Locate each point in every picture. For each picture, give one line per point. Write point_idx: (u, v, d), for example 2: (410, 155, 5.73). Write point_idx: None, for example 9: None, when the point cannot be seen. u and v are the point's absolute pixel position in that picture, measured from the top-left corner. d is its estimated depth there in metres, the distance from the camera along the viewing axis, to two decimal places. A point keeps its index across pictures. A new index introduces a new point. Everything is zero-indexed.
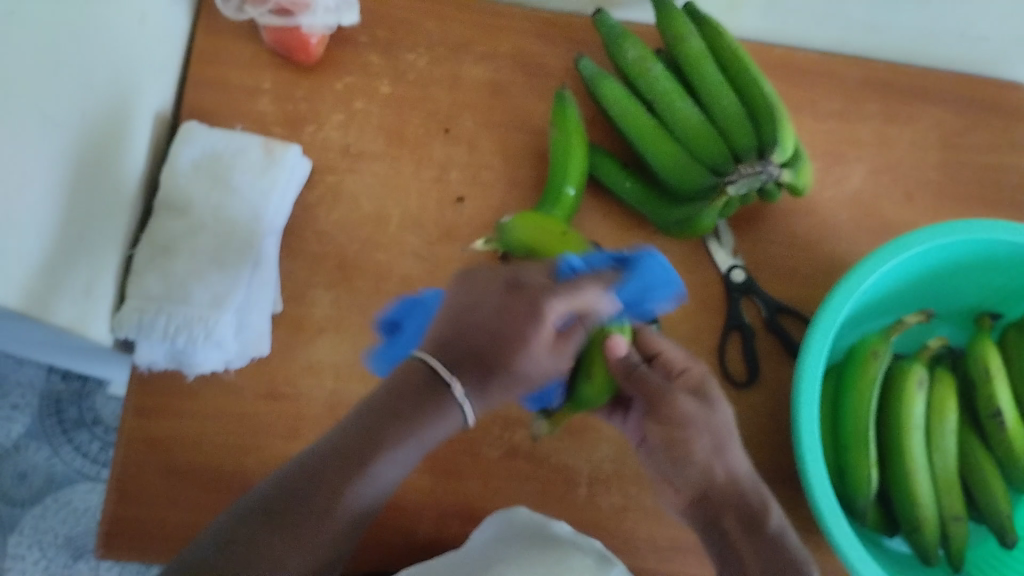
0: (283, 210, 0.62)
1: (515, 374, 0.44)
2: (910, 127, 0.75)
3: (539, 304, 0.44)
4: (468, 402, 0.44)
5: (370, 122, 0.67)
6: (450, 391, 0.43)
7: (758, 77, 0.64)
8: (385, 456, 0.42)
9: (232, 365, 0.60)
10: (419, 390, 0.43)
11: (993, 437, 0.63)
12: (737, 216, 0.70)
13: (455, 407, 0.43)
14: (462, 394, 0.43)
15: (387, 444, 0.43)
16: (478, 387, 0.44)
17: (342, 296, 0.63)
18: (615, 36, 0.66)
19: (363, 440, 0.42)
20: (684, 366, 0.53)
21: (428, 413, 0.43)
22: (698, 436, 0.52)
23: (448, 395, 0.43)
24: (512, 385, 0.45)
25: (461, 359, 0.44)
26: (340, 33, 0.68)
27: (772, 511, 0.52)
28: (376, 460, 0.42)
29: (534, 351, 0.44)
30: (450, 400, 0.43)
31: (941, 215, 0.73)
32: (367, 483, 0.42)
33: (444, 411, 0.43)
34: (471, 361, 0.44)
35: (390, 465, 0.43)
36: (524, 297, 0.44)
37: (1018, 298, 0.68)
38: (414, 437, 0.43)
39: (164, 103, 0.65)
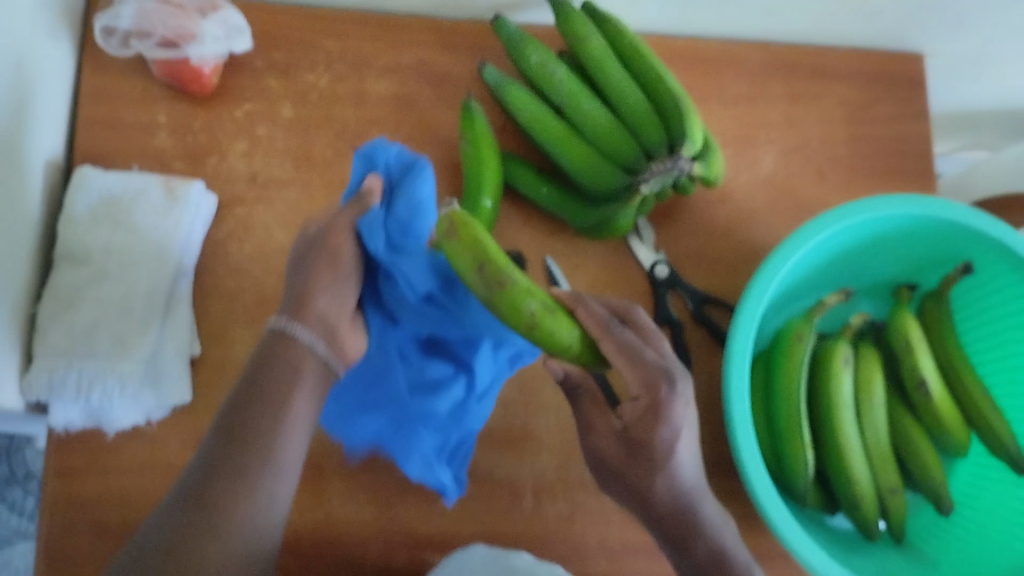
0: (191, 251, 0.60)
1: (316, 314, 0.46)
2: (816, 106, 0.76)
3: (325, 236, 0.48)
4: (306, 332, 0.46)
5: (275, 149, 0.65)
6: (296, 338, 0.45)
7: (663, 73, 0.64)
8: (268, 428, 0.43)
9: (154, 415, 0.58)
10: (264, 355, 0.45)
11: (921, 406, 0.65)
12: (655, 210, 0.70)
13: (299, 346, 0.45)
14: (298, 330, 0.45)
15: (261, 417, 0.43)
16: (311, 322, 0.46)
17: (263, 331, 0.61)
18: (516, 42, 0.65)
19: (234, 416, 0.43)
20: (651, 382, 0.47)
21: (281, 363, 0.44)
22: (634, 458, 0.51)
23: (292, 339, 0.45)
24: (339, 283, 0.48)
25: (300, 313, 0.46)
26: (235, 60, 0.66)
27: (706, 532, 0.52)
28: (264, 446, 0.42)
29: (329, 285, 0.47)
30: (292, 343, 0.45)
31: (851, 191, 0.75)
32: (268, 473, 0.42)
33: (286, 353, 0.45)
34: (300, 307, 0.46)
35: (276, 435, 0.43)
36: (321, 249, 0.47)
37: (931, 267, 0.69)
38: (290, 400, 0.44)
39: (55, 148, 0.62)
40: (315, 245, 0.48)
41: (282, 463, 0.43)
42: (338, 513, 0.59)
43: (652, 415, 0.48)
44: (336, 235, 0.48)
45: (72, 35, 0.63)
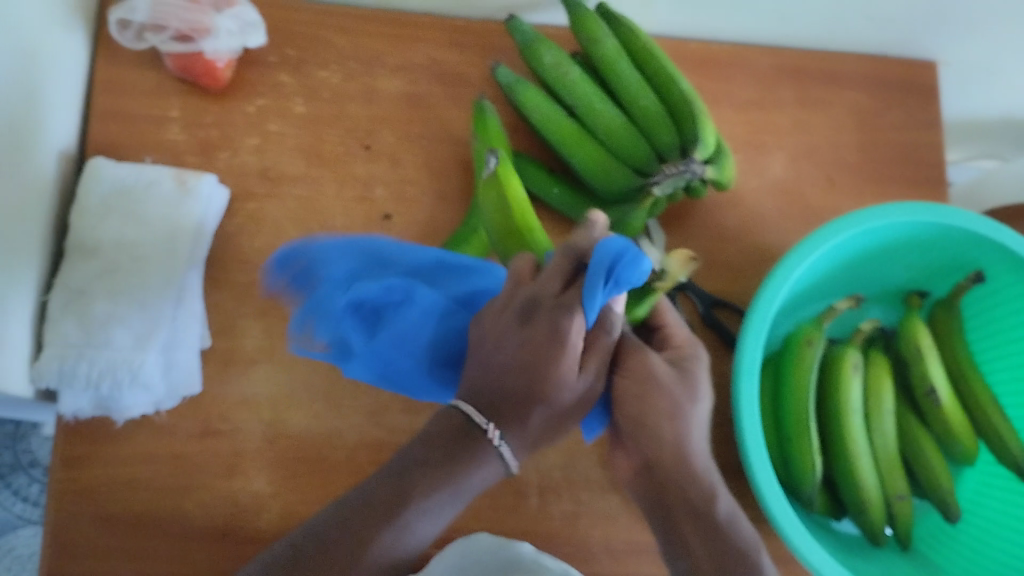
0: (203, 242, 0.60)
1: (520, 422, 0.46)
2: (828, 112, 0.75)
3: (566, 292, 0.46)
4: (507, 447, 0.46)
5: (287, 143, 0.65)
6: (487, 436, 0.46)
7: (675, 74, 0.64)
8: (421, 515, 0.45)
9: (162, 406, 0.57)
10: (452, 436, 0.46)
11: (930, 412, 0.64)
12: (666, 212, 0.70)
13: (490, 451, 0.46)
14: (500, 438, 0.46)
15: (426, 503, 0.45)
16: (514, 433, 0.46)
17: (272, 325, 0.61)
18: (529, 42, 0.66)
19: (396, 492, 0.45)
20: (680, 341, 0.53)
21: (465, 461, 0.45)
22: (656, 398, 0.49)
23: (484, 439, 0.46)
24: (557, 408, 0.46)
25: (500, 405, 0.46)
26: (249, 55, 0.66)
27: (722, 498, 0.50)
28: (405, 528, 0.44)
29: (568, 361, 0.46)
30: (484, 443, 0.46)
31: (863, 197, 0.75)
32: (401, 549, 0.44)
33: (479, 454, 0.46)
34: (497, 407, 0.46)
35: (426, 522, 0.45)
36: (538, 326, 0.46)
37: (943, 275, 0.69)
38: (451, 487, 0.45)
39: (68, 139, 0.62)
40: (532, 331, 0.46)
41: (412, 545, 0.45)
42: None
43: (643, 398, 0.49)
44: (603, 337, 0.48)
45: (87, 26, 0.64)
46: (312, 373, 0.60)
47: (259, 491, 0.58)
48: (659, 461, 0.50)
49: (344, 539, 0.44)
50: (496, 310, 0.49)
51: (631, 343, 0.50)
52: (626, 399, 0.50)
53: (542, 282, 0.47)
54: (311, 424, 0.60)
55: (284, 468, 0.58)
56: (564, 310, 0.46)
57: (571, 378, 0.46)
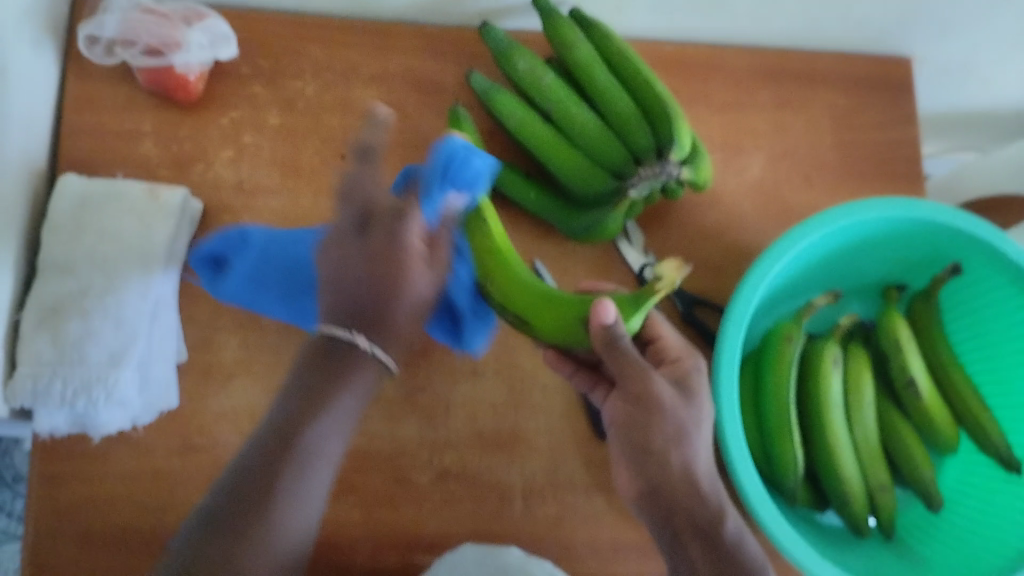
0: (176, 257, 0.60)
1: (391, 330, 0.46)
2: (804, 110, 0.76)
3: (395, 233, 0.47)
4: (379, 348, 0.45)
5: (261, 155, 0.65)
6: (354, 345, 0.44)
7: (649, 77, 0.65)
8: (317, 436, 0.43)
9: (139, 421, 0.57)
10: (320, 366, 0.44)
11: (910, 404, 0.65)
12: (643, 214, 0.70)
13: (366, 360, 0.44)
14: (368, 342, 0.44)
15: (320, 426, 0.44)
16: (385, 335, 0.45)
17: (249, 338, 0.61)
18: (503, 49, 0.66)
19: (283, 434, 0.43)
20: (676, 357, 0.55)
21: (344, 377, 0.44)
22: (661, 421, 0.50)
23: (354, 350, 0.44)
24: (411, 310, 0.46)
25: (359, 317, 0.45)
26: (222, 67, 0.66)
27: (728, 516, 0.50)
28: (302, 458, 0.43)
29: (409, 267, 0.46)
30: (357, 354, 0.44)
31: (840, 194, 0.75)
32: (307, 475, 0.43)
33: (351, 366, 0.44)
34: (364, 316, 0.45)
35: (326, 440, 0.44)
36: (376, 232, 0.47)
37: (920, 269, 0.69)
38: (335, 405, 0.44)
39: (39, 154, 0.62)
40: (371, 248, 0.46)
41: (320, 469, 0.44)
42: (326, 516, 0.58)
43: (646, 424, 0.51)
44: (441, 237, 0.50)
45: (57, 41, 0.63)
46: None
47: None
48: (666, 480, 0.50)
49: (248, 483, 0.42)
50: (336, 241, 0.48)
51: (626, 350, 0.49)
52: (627, 424, 0.52)
53: (397, 212, 0.48)
54: None
55: None
56: (402, 222, 0.47)
57: (415, 258, 0.47)
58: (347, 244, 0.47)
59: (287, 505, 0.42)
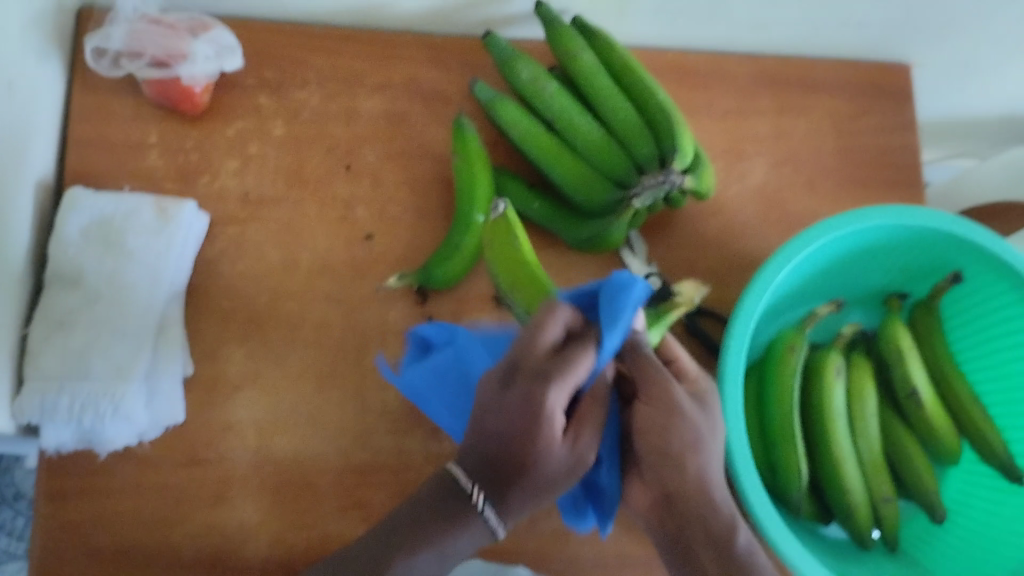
0: (183, 271, 0.61)
1: (515, 500, 0.48)
2: (805, 118, 0.76)
3: (534, 398, 0.46)
4: (491, 513, 0.48)
5: (266, 166, 0.65)
6: (473, 501, 0.48)
7: (652, 86, 0.65)
8: (403, 571, 0.48)
9: (146, 436, 0.57)
10: (436, 498, 0.49)
11: (912, 413, 0.65)
12: (647, 222, 0.71)
13: (478, 523, 0.48)
14: (484, 505, 0.48)
15: (409, 562, 0.48)
16: (502, 504, 0.48)
17: (257, 350, 0.61)
18: (507, 58, 0.66)
19: (385, 547, 0.49)
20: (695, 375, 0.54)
21: (455, 524, 0.49)
22: (679, 427, 0.50)
23: (473, 511, 0.48)
24: (542, 487, 0.48)
25: (492, 468, 0.48)
26: (226, 78, 0.66)
27: (741, 531, 0.50)
28: (384, 573, 0.48)
29: (551, 412, 0.46)
30: (471, 516, 0.48)
31: (842, 202, 0.75)
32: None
33: (469, 525, 0.48)
34: (500, 480, 0.48)
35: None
36: (518, 389, 0.47)
37: (922, 277, 0.69)
38: (439, 542, 0.48)
39: (46, 169, 0.62)
40: (503, 400, 0.47)
41: None
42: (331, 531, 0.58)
43: (664, 428, 0.50)
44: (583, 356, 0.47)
45: (62, 56, 0.63)
46: (298, 396, 0.60)
47: (248, 518, 0.58)
48: (681, 488, 0.51)
49: None
50: (493, 375, 0.48)
51: (647, 360, 0.50)
52: (649, 431, 0.51)
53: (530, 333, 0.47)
54: (299, 448, 0.59)
55: (272, 494, 0.58)
56: (546, 383, 0.46)
57: (555, 431, 0.47)
58: (497, 381, 0.48)
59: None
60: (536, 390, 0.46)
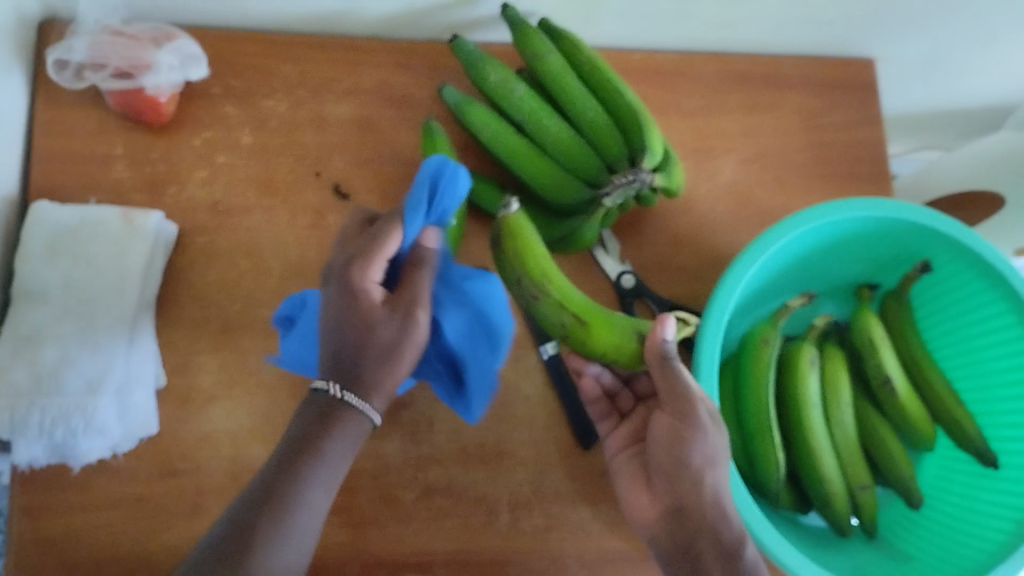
0: (152, 282, 0.60)
1: (374, 386, 0.44)
2: (772, 114, 0.77)
3: (352, 283, 0.44)
4: (355, 397, 0.44)
5: (235, 175, 0.65)
6: (345, 401, 0.44)
7: (620, 86, 0.65)
8: (303, 490, 0.44)
9: (119, 448, 0.57)
10: (309, 418, 0.44)
11: (886, 401, 0.66)
12: (619, 221, 0.71)
13: (351, 412, 0.44)
14: (347, 393, 0.44)
15: (299, 488, 0.43)
16: (365, 389, 0.44)
17: (230, 359, 0.60)
18: (474, 61, 0.66)
19: (269, 488, 0.43)
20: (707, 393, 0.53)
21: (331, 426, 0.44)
22: (699, 442, 0.51)
23: (341, 405, 0.44)
24: (387, 363, 0.44)
25: (340, 369, 0.44)
26: (192, 88, 0.66)
27: (748, 544, 0.51)
28: (288, 501, 0.43)
29: (374, 323, 0.44)
30: (346, 408, 0.44)
31: (811, 196, 0.76)
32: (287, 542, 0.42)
33: (340, 423, 0.44)
34: (351, 372, 0.44)
35: (310, 492, 0.44)
36: (338, 285, 0.45)
37: (891, 267, 0.70)
38: (322, 455, 0.44)
39: (11, 182, 0.61)
40: (330, 299, 0.45)
41: (304, 523, 0.43)
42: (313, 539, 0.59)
43: (682, 439, 0.52)
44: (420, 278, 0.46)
45: (25, 68, 0.63)
46: (274, 405, 0.60)
47: None
48: (695, 497, 0.51)
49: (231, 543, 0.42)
50: (331, 280, 0.47)
51: (676, 369, 0.51)
52: (668, 439, 0.54)
53: (370, 239, 0.46)
54: None
55: None
56: (357, 266, 0.45)
57: (375, 304, 0.44)
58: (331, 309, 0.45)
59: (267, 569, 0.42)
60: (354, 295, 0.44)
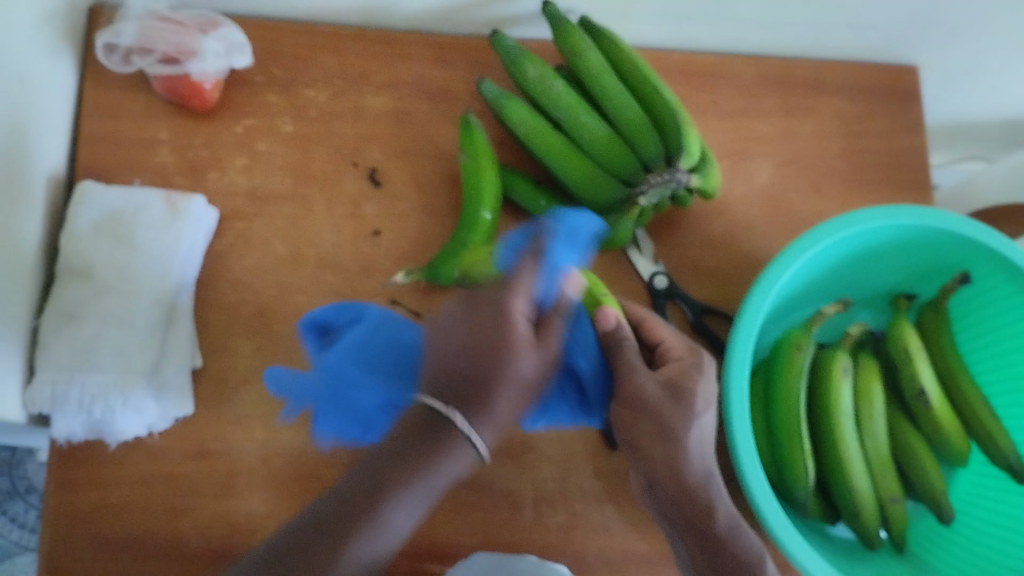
0: (192, 263, 0.61)
1: (493, 417, 0.44)
2: (811, 118, 0.76)
3: (506, 308, 0.45)
4: (474, 430, 0.43)
5: (275, 163, 0.66)
6: (454, 424, 0.43)
7: (659, 86, 0.66)
8: (387, 511, 0.43)
9: (156, 429, 0.58)
10: (422, 432, 0.43)
11: (920, 414, 0.65)
12: (653, 222, 0.71)
13: (460, 438, 0.43)
14: (462, 421, 0.43)
15: (390, 497, 0.43)
16: (480, 416, 0.44)
17: (264, 344, 0.61)
18: (513, 57, 0.66)
19: (364, 498, 0.42)
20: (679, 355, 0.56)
21: (434, 447, 0.43)
22: (677, 413, 0.53)
23: (454, 432, 0.43)
24: (512, 397, 0.44)
25: (456, 390, 0.44)
26: (235, 75, 0.67)
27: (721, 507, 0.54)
28: (374, 521, 0.42)
29: (522, 352, 0.45)
30: (454, 433, 0.43)
31: (849, 203, 0.75)
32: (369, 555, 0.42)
33: (447, 444, 0.43)
34: (470, 399, 0.44)
35: (395, 517, 0.43)
36: (483, 306, 0.46)
37: (929, 277, 0.69)
38: (425, 476, 0.43)
39: (57, 163, 0.62)
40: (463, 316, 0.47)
41: (387, 541, 0.43)
42: None
43: (655, 416, 0.53)
44: (555, 321, 0.48)
45: (74, 52, 0.64)
46: None
47: (254, 511, 0.58)
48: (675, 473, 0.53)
49: (313, 544, 0.41)
50: (475, 303, 0.47)
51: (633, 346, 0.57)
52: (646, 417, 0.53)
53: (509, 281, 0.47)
54: (305, 442, 0.60)
55: (279, 488, 0.58)
56: (511, 297, 0.46)
57: (520, 325, 0.46)
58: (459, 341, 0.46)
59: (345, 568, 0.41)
60: (507, 306, 0.45)
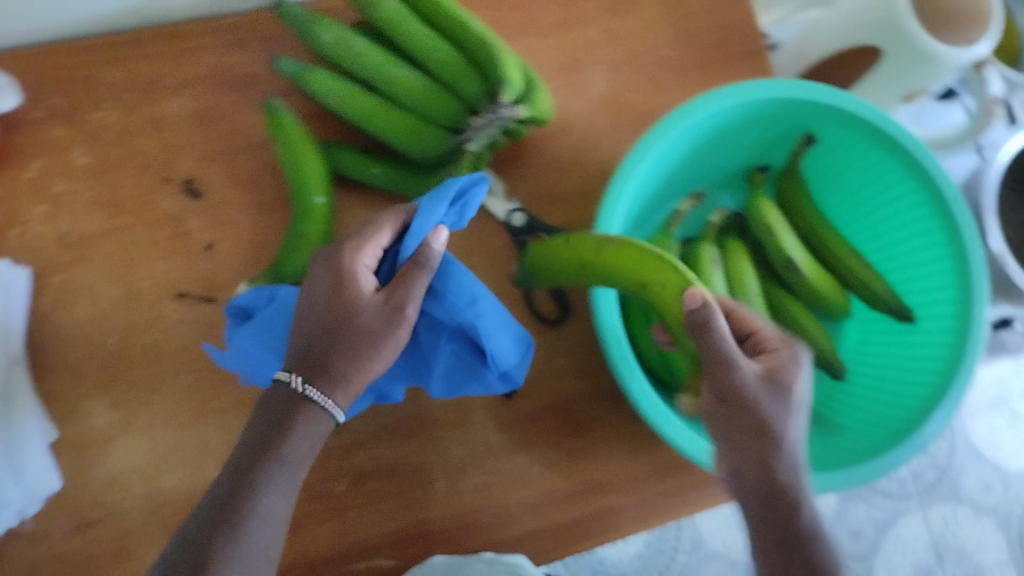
0: (17, 333, 0.57)
1: (341, 375, 0.46)
2: (633, 12, 0.74)
3: (346, 261, 0.47)
4: (315, 390, 0.45)
5: (80, 201, 0.61)
6: (297, 390, 0.45)
7: (465, 18, 0.61)
8: (259, 493, 0.44)
9: (26, 513, 0.55)
10: (276, 414, 0.46)
11: (795, 282, 0.65)
12: (497, 160, 0.68)
13: (316, 410, 0.45)
14: (303, 384, 0.45)
15: (261, 482, 0.44)
16: (328, 382, 0.46)
17: (119, 395, 0.58)
18: (304, 25, 0.61)
19: (238, 483, 0.44)
20: (773, 349, 0.50)
21: (287, 425, 0.45)
22: (750, 404, 0.47)
23: (299, 399, 0.45)
24: (359, 350, 0.46)
25: (305, 362, 0.46)
26: (10, 117, 0.61)
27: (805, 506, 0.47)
28: (248, 502, 0.44)
29: (360, 305, 0.46)
30: (304, 405, 0.45)
31: (688, 90, 0.74)
32: (250, 533, 0.43)
33: (300, 415, 0.45)
34: (314, 362, 0.46)
35: (269, 497, 0.44)
36: (323, 269, 0.48)
37: (777, 146, 0.68)
38: (284, 448, 0.45)
39: None
40: (315, 280, 0.48)
41: (265, 522, 0.44)
42: None
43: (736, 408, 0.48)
44: (418, 275, 0.47)
45: None
46: (177, 432, 0.57)
47: None
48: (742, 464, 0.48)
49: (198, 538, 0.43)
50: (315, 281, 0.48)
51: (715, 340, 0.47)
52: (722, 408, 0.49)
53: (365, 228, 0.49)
54: (192, 482, 0.57)
55: None
56: (353, 245, 0.48)
57: (364, 282, 0.47)
58: (312, 314, 0.47)
59: (242, 562, 0.43)
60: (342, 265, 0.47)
